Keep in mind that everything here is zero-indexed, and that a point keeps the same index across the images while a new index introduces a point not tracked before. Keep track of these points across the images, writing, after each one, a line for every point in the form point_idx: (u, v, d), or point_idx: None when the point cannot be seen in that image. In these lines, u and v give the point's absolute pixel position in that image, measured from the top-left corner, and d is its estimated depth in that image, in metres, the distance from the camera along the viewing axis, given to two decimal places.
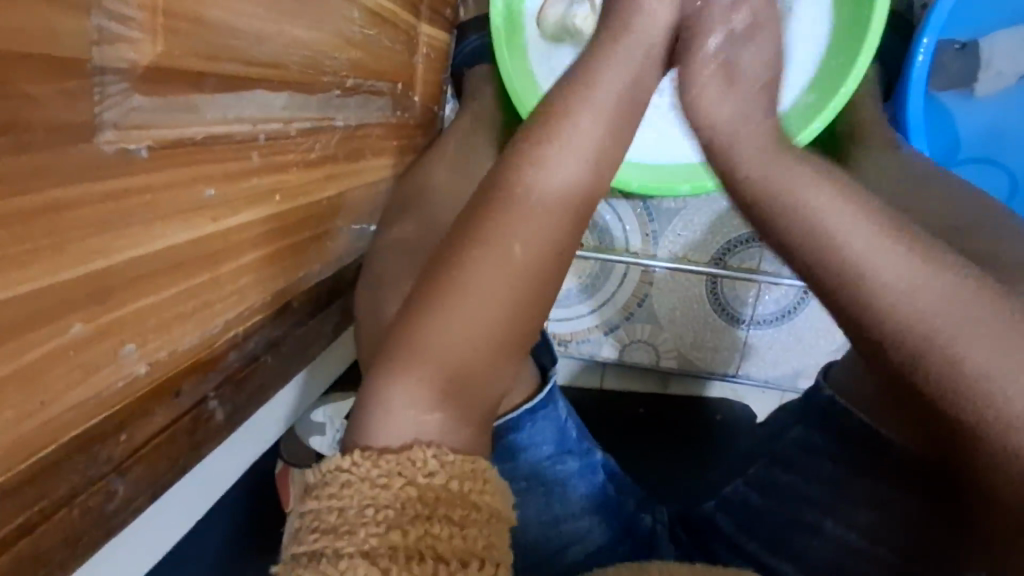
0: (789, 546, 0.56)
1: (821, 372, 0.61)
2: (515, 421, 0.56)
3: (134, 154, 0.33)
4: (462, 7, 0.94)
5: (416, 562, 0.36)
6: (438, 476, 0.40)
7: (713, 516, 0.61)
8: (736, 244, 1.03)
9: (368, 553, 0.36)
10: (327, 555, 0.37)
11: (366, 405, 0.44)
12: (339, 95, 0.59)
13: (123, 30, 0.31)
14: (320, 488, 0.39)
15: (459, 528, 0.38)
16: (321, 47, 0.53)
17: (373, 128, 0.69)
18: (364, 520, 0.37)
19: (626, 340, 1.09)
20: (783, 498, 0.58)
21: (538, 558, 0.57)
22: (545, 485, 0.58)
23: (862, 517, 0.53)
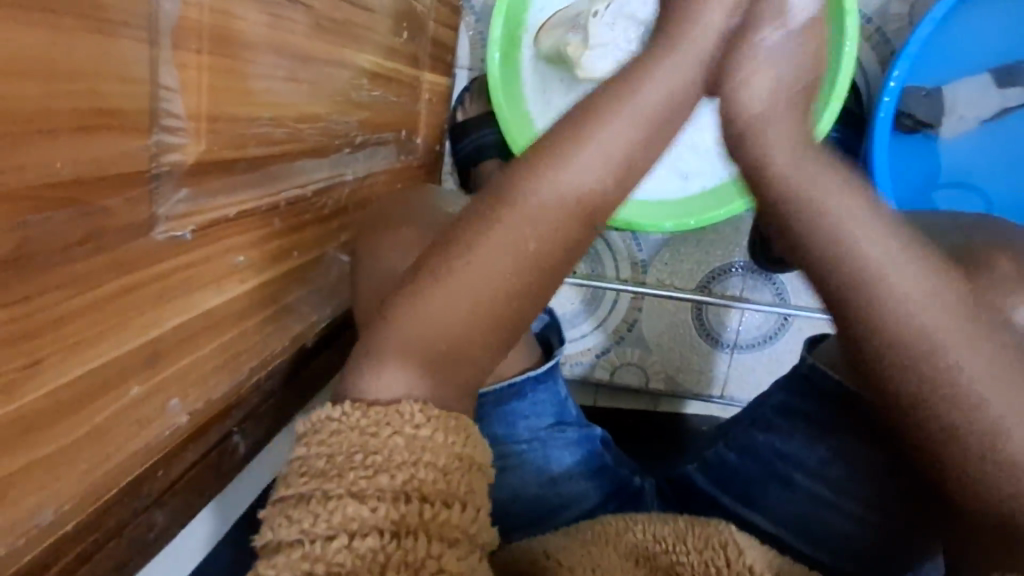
0: (759, 498, 0.62)
1: (808, 345, 0.65)
2: (520, 386, 0.61)
3: (181, 238, 0.39)
4: (459, 111, 1.03)
5: (403, 501, 0.40)
6: (424, 427, 0.43)
7: (692, 474, 0.65)
8: (721, 272, 1.11)
9: (356, 493, 0.40)
10: (316, 496, 0.40)
11: (356, 365, 0.48)
12: (349, 151, 0.65)
13: (174, 138, 0.37)
14: (309, 436, 0.44)
15: (442, 473, 0.42)
16: (334, 116, 0.59)
17: (380, 175, 0.76)
18: (352, 465, 0.41)
19: (618, 363, 1.15)
20: (761, 460, 0.63)
21: (539, 513, 0.63)
22: (544, 445, 0.64)
23: (834, 471, 0.60)
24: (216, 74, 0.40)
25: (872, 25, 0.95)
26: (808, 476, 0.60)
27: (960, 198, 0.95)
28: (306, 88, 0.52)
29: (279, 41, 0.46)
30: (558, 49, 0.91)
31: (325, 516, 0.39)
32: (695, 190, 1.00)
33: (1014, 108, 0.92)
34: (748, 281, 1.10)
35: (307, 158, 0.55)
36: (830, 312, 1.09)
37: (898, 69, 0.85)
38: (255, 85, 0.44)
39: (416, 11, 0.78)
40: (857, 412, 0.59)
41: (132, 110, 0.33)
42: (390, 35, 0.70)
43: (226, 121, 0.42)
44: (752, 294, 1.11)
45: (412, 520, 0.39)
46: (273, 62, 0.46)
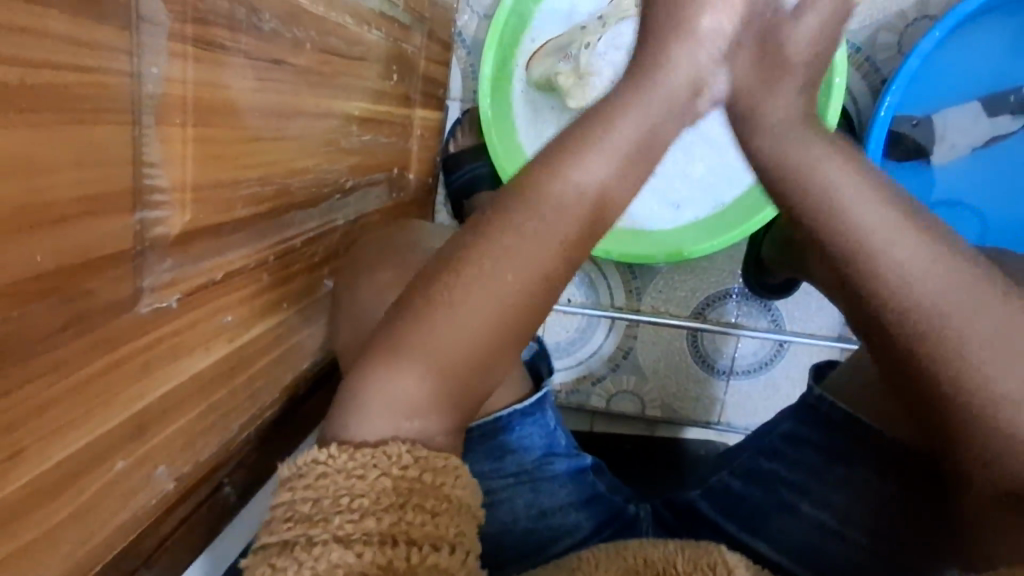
0: (767, 528, 0.60)
1: (813, 378, 0.65)
2: (507, 420, 0.61)
3: (166, 308, 0.39)
4: (452, 142, 1.04)
5: (389, 546, 0.40)
6: (411, 468, 0.43)
7: (696, 503, 0.64)
8: (716, 299, 1.11)
9: (342, 539, 0.40)
10: (300, 542, 0.40)
11: (345, 405, 0.47)
12: (338, 197, 0.65)
13: (159, 213, 0.37)
14: (294, 480, 0.43)
15: (431, 516, 0.42)
16: (323, 166, 0.59)
17: (371, 215, 0.76)
18: (338, 509, 0.41)
19: (614, 390, 1.15)
20: (766, 486, 0.61)
21: (529, 547, 0.61)
22: (533, 480, 0.63)
23: (839, 499, 0.58)
24: (202, 144, 0.40)
25: (862, 54, 0.97)
26: (814, 505, 0.59)
27: (956, 219, 0.96)
28: (295, 144, 0.52)
29: (266, 101, 0.47)
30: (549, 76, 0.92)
31: (310, 563, 0.39)
32: (687, 219, 0.99)
33: (1004, 136, 0.93)
34: (744, 307, 1.10)
35: (297, 210, 0.55)
36: (825, 336, 1.09)
37: (889, 96, 0.86)
38: (242, 148, 0.45)
39: (406, 53, 0.79)
40: (867, 447, 0.58)
41: (115, 192, 0.33)
42: (380, 79, 0.71)
43: (214, 187, 0.42)
44: (748, 322, 1.10)
45: (399, 566, 0.39)
46: (261, 122, 0.46)
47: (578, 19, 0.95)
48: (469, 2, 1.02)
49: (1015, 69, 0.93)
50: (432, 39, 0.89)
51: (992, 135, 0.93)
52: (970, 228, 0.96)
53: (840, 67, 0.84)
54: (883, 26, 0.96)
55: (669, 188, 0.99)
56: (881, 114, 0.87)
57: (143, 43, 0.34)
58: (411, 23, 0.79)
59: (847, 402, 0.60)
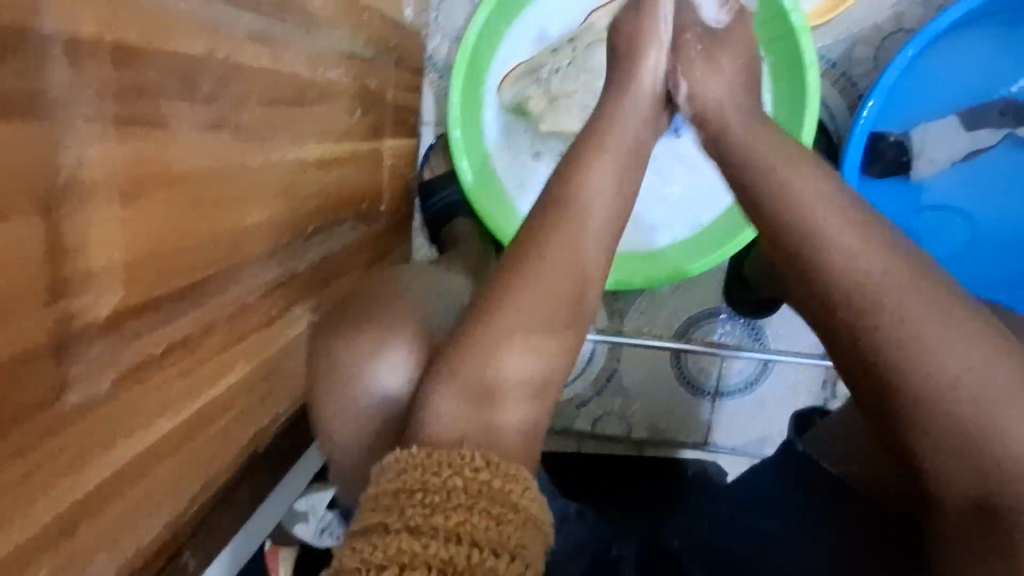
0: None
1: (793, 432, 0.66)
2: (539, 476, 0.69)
3: (97, 393, 0.38)
4: (427, 169, 1.04)
5: (453, 541, 0.43)
6: (483, 471, 0.47)
7: (675, 553, 0.63)
8: (699, 318, 1.10)
9: (412, 530, 0.43)
10: (377, 531, 0.44)
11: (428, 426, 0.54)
12: (301, 242, 0.64)
13: (85, 301, 0.36)
14: (379, 475, 0.48)
15: (495, 521, 0.44)
16: (281, 217, 0.58)
17: (341, 252, 0.75)
18: (411, 503, 0.45)
19: (599, 413, 1.14)
20: (741, 536, 0.61)
21: None
22: None
23: (814, 558, 0.57)
24: (132, 220, 0.38)
25: (838, 69, 0.96)
26: (793, 563, 0.57)
27: (938, 230, 0.95)
28: (244, 201, 0.51)
29: (210, 164, 0.45)
30: (521, 101, 0.92)
31: (381, 548, 0.43)
32: (665, 242, 0.97)
33: (985, 149, 0.92)
34: (728, 327, 1.09)
35: (256, 265, 0.55)
36: (810, 353, 1.07)
37: (865, 113, 0.85)
38: (183, 215, 0.43)
39: (371, 87, 0.77)
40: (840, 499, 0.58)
41: (28, 291, 0.32)
42: (343, 118, 0.69)
43: (151, 263, 0.40)
44: (734, 341, 1.09)
45: (461, 563, 0.42)
46: (204, 183, 0.45)
47: (548, 41, 0.93)
48: (439, 26, 1.00)
49: (995, 82, 0.91)
50: (401, 68, 0.88)
51: (972, 149, 0.91)
52: (954, 240, 0.95)
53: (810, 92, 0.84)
54: (858, 40, 0.94)
55: (647, 210, 0.97)
56: (858, 131, 0.85)
57: (55, 130, 0.32)
58: (377, 56, 0.77)
59: (826, 456, 0.61)
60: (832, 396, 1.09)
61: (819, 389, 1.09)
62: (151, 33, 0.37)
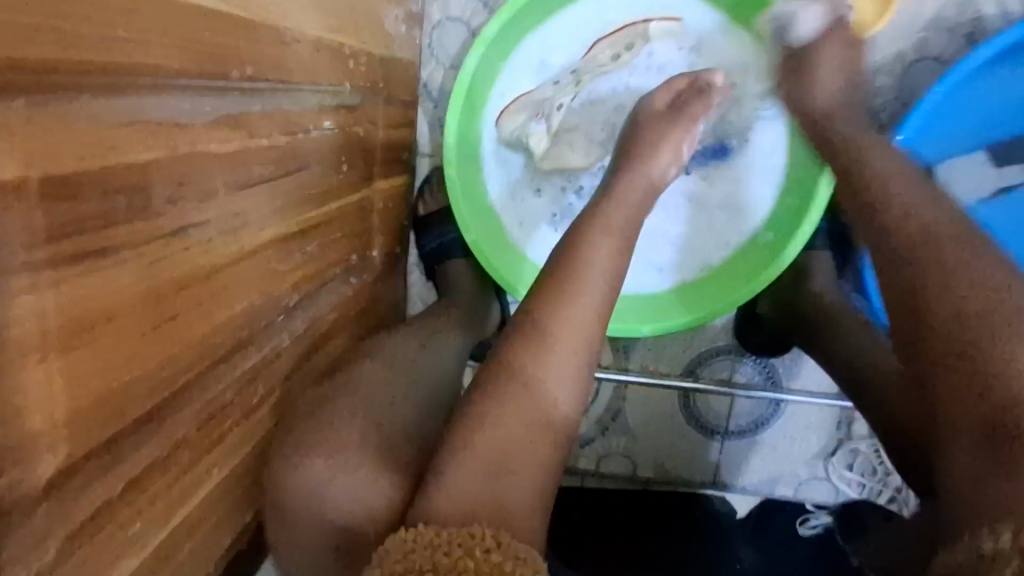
0: None
1: None
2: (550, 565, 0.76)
3: (40, 563, 0.33)
4: (421, 204, 0.98)
5: None
6: (494, 553, 0.44)
7: None
8: (708, 356, 1.05)
9: None
10: None
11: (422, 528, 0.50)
12: (283, 317, 0.59)
13: (17, 472, 0.31)
14: (387, 558, 0.45)
15: None
16: (259, 300, 0.53)
17: (328, 313, 0.70)
18: None
19: (604, 452, 1.10)
20: None
21: None
22: None
23: None
24: (80, 365, 0.33)
25: None
26: None
27: None
28: (215, 299, 0.46)
29: (172, 274, 0.40)
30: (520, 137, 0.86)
31: None
32: (671, 283, 0.92)
33: (1016, 186, 0.86)
34: (738, 365, 1.05)
35: (231, 359, 0.50)
36: (823, 394, 1.03)
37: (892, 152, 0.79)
38: (141, 340, 0.38)
39: (358, 134, 0.72)
40: None
41: None
42: (327, 175, 0.64)
43: (108, 402, 0.36)
44: (744, 379, 1.05)
45: None
46: (167, 298, 0.40)
47: (549, 74, 0.87)
48: (432, 52, 0.94)
49: None
50: (391, 104, 0.82)
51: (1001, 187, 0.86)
52: None
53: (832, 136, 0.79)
54: (880, 69, 0.88)
55: (653, 250, 0.92)
56: None
57: None
58: (364, 101, 0.72)
59: None
60: (844, 435, 1.06)
61: (831, 429, 1.06)
62: (91, 153, 0.32)
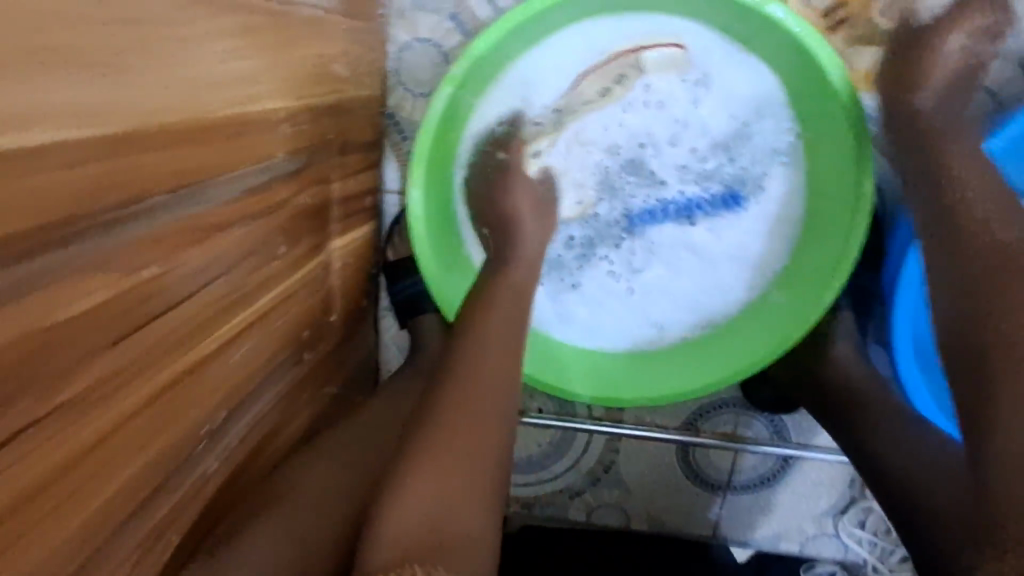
0: None
1: None
2: None
3: None
4: (390, 248, 0.88)
5: None
6: None
7: None
8: (710, 409, 0.97)
9: None
10: None
11: None
12: (204, 440, 0.51)
13: None
14: None
15: None
16: (167, 437, 0.46)
17: (272, 405, 0.62)
18: None
19: (594, 503, 1.02)
20: None
21: None
22: None
23: None
24: None
25: None
26: None
27: None
28: (91, 467, 0.39)
29: (13, 480, 0.32)
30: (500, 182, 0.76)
31: None
32: (670, 342, 0.82)
33: None
34: (742, 419, 0.96)
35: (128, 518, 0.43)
36: (836, 451, 0.95)
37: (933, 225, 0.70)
38: None
39: (304, 200, 0.62)
40: None
41: None
42: (262, 263, 0.55)
43: None
44: (750, 434, 0.96)
45: None
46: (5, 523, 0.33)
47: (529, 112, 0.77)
48: (401, 78, 0.82)
49: None
50: (348, 152, 0.71)
51: None
52: None
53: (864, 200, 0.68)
54: None
55: (649, 305, 0.82)
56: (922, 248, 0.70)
57: None
58: (309, 163, 0.62)
59: None
60: (857, 494, 0.97)
61: (843, 487, 0.97)
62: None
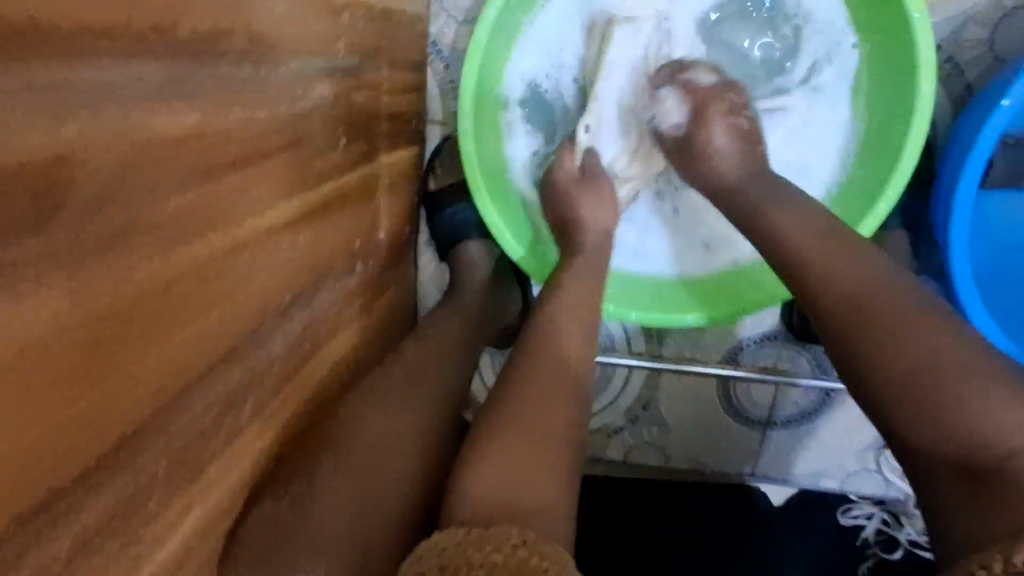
0: None
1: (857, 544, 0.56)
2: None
3: None
4: (431, 178, 0.89)
5: None
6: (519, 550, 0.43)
7: None
8: (751, 343, 0.96)
9: None
10: None
11: None
12: (274, 320, 0.51)
13: None
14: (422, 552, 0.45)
15: None
16: (244, 301, 0.46)
17: (330, 309, 0.62)
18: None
19: (632, 442, 1.02)
20: None
21: None
22: None
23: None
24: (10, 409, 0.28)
25: (943, 55, 0.78)
26: None
27: None
28: (181, 309, 0.39)
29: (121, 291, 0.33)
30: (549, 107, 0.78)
31: None
32: (721, 263, 0.82)
33: None
34: (784, 353, 0.95)
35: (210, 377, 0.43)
36: None
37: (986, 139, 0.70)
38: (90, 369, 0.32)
39: (360, 102, 0.62)
40: None
41: None
42: (325, 152, 0.55)
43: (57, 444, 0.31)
44: (792, 367, 0.95)
45: None
46: (66, 436, 0.32)
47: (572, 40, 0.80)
48: (443, 4, 0.83)
49: None
50: (396, 68, 0.72)
51: None
52: None
53: (923, 103, 0.67)
54: (972, 17, 0.76)
55: (698, 228, 0.82)
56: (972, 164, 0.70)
57: None
58: (364, 65, 0.62)
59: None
60: None
61: None
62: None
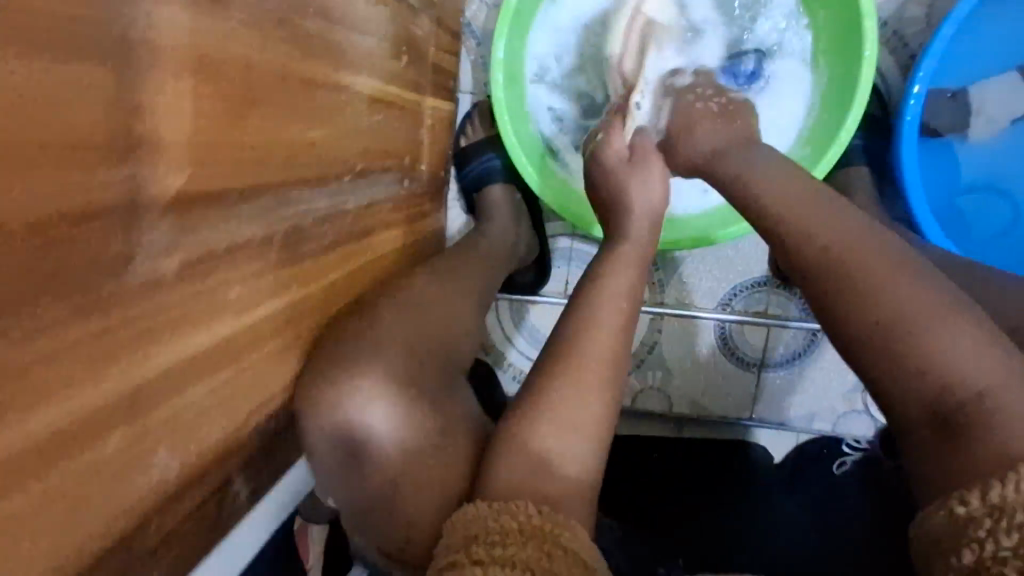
0: None
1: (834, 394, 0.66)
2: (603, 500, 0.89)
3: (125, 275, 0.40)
4: (462, 136, 1.03)
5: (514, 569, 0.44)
6: (534, 517, 0.49)
7: None
8: (744, 288, 1.07)
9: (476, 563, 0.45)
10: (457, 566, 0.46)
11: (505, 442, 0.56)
12: (349, 179, 0.63)
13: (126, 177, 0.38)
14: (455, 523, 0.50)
15: (547, 555, 0.46)
16: (328, 144, 0.58)
17: (385, 202, 0.74)
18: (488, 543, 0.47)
19: (639, 386, 1.11)
20: None
21: None
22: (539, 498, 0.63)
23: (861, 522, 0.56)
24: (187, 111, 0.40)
25: (890, 29, 0.94)
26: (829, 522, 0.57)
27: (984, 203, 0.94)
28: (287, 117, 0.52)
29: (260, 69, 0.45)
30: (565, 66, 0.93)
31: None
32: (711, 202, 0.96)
33: None
34: (774, 298, 1.06)
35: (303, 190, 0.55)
36: None
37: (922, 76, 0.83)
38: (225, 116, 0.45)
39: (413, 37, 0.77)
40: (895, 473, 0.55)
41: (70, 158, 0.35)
42: (389, 60, 0.68)
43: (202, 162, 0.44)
44: (782, 311, 1.06)
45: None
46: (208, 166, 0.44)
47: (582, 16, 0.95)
48: None
49: None
50: (440, 26, 0.87)
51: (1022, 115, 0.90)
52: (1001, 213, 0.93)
53: (868, 45, 0.81)
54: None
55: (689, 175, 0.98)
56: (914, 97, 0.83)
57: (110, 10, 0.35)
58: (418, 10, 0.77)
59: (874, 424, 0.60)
60: None
61: None
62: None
